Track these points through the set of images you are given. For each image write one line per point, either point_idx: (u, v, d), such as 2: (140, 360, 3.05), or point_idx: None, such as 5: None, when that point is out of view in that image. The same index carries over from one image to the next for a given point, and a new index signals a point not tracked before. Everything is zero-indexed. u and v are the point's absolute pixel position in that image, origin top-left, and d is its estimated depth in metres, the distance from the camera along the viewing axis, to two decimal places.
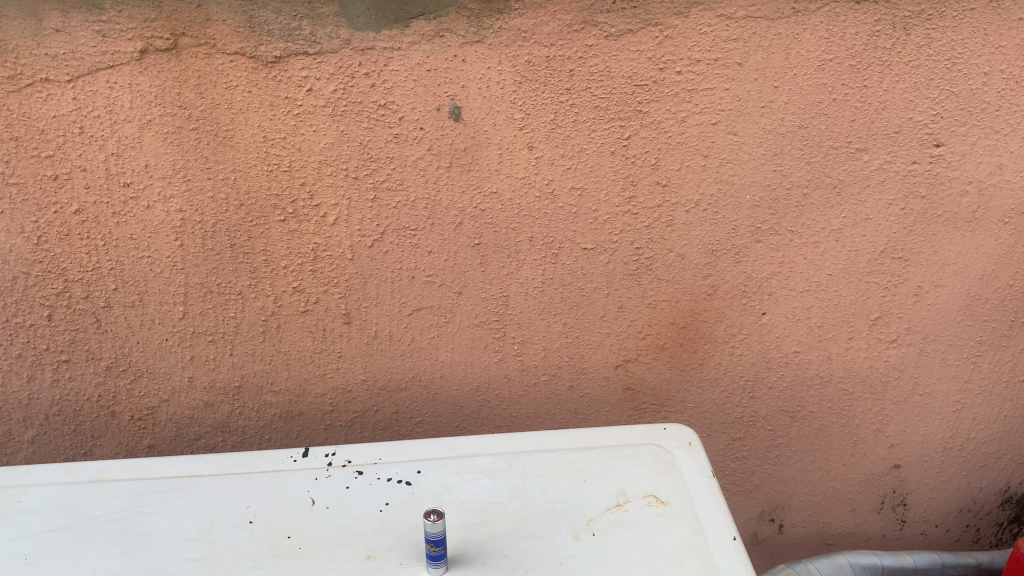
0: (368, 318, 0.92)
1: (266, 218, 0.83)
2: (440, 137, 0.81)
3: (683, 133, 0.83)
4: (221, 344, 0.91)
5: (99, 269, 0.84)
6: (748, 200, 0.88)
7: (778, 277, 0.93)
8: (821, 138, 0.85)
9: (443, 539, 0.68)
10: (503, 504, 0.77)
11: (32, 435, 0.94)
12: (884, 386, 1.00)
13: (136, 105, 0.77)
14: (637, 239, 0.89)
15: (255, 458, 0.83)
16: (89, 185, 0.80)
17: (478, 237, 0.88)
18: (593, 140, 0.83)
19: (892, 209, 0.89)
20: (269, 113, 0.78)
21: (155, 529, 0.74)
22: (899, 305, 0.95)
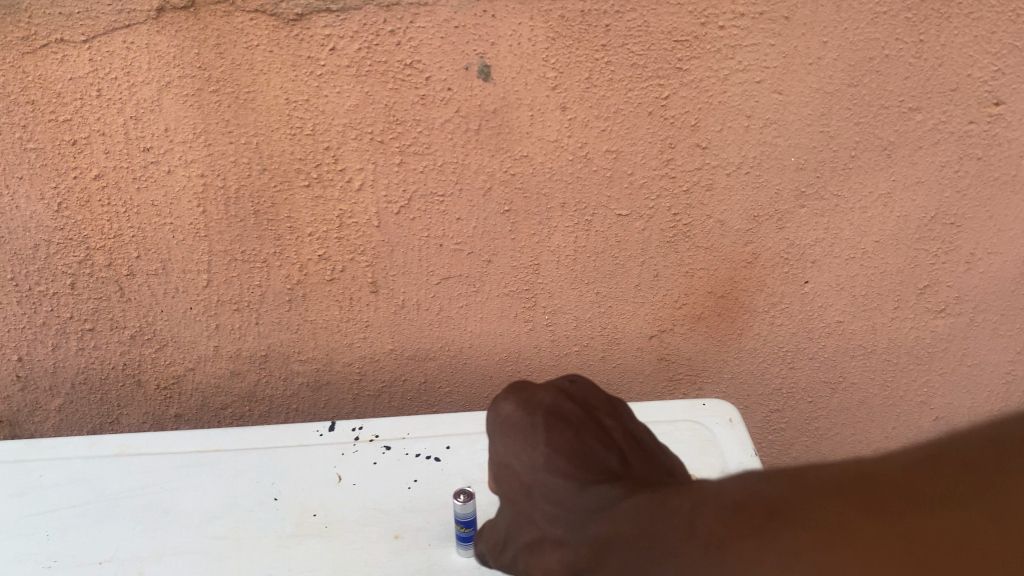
0: (395, 287, 0.90)
1: (289, 184, 0.81)
2: (468, 98, 0.77)
3: (724, 92, 0.79)
4: (246, 314, 0.89)
5: (121, 236, 0.82)
6: (792, 162, 0.84)
7: (822, 244, 0.89)
8: (871, 97, 0.80)
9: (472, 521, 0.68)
10: None
11: (59, 403, 0.93)
12: (931, 356, 0.97)
13: (154, 67, 0.73)
14: (675, 205, 0.86)
15: (281, 432, 0.82)
16: (107, 149, 0.77)
17: (508, 203, 0.84)
18: (630, 100, 0.78)
19: (946, 172, 0.84)
20: (292, 74, 0.74)
21: (179, 506, 0.73)
22: (949, 274, 0.91)
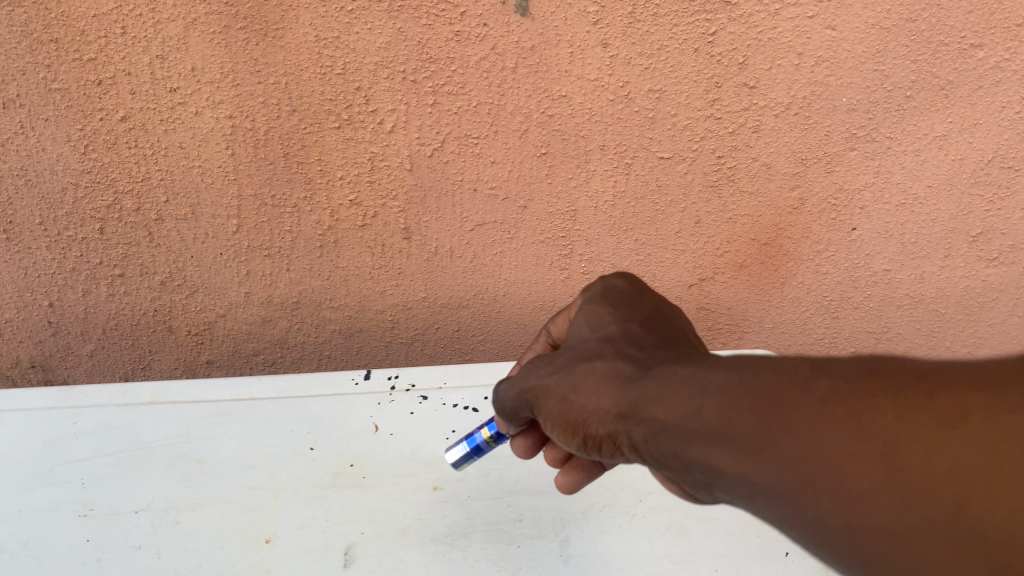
0: (428, 233, 0.88)
1: (319, 125, 0.78)
2: (505, 34, 0.73)
3: (775, 27, 0.74)
4: (276, 259, 0.88)
5: (149, 180, 0.80)
6: (844, 103, 0.79)
7: (873, 189, 0.86)
8: (931, 32, 0.75)
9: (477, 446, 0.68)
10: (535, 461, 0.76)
11: (91, 348, 0.93)
12: (980, 307, 0.98)
13: (180, 3, 0.69)
14: (720, 147, 0.82)
15: (316, 379, 0.81)
16: (133, 90, 0.74)
17: (545, 145, 0.82)
18: (675, 36, 0.74)
19: (1006, 113, 0.80)
20: (322, 10, 0.70)
21: (214, 456, 0.73)
22: (1005, 220, 0.89)
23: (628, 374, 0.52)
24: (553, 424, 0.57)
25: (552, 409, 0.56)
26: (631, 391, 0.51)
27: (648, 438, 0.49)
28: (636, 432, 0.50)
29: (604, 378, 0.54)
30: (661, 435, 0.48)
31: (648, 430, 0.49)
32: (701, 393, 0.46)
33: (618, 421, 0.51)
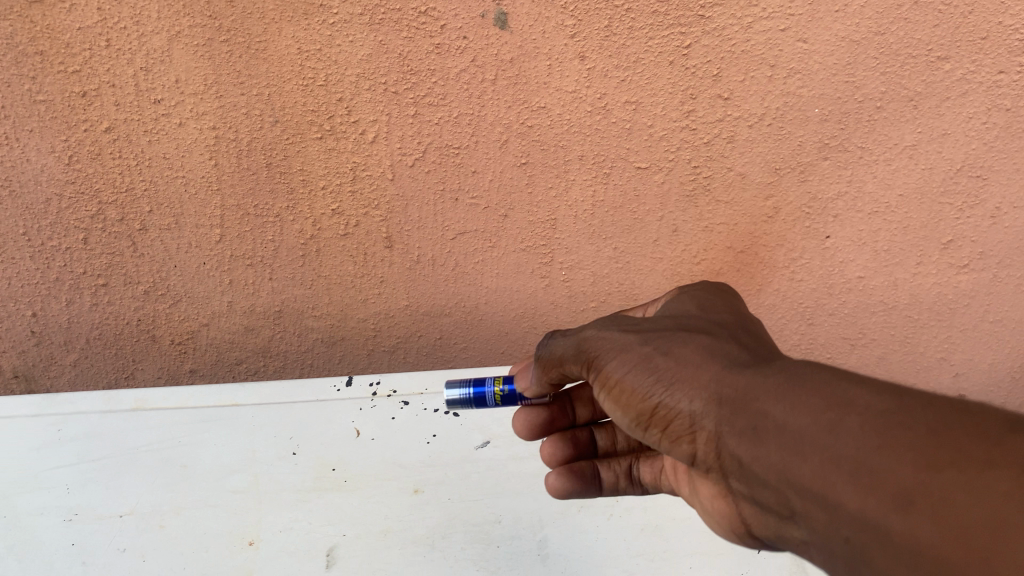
0: (410, 241, 0.89)
1: (302, 136, 0.79)
2: (484, 47, 0.75)
3: (748, 40, 0.76)
4: (259, 268, 0.89)
5: (133, 190, 0.81)
6: (816, 113, 0.81)
7: (845, 198, 0.88)
8: (899, 45, 0.77)
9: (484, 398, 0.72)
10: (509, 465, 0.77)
11: (75, 357, 0.94)
12: (951, 312, 0.99)
13: (164, 16, 0.70)
14: (695, 157, 0.84)
15: (298, 387, 0.83)
16: (118, 102, 0.74)
17: (525, 156, 0.83)
18: (650, 49, 0.76)
19: (974, 123, 0.82)
20: (304, 23, 0.71)
21: (197, 461, 0.73)
22: (974, 228, 0.90)
23: (732, 365, 0.56)
24: (622, 385, 0.60)
25: (631, 370, 0.59)
26: (734, 377, 0.54)
27: (735, 419, 0.52)
28: (719, 413, 0.53)
29: (704, 362, 0.56)
30: (754, 423, 0.51)
31: (739, 411, 0.52)
32: (843, 407, 0.47)
33: (706, 403, 0.54)
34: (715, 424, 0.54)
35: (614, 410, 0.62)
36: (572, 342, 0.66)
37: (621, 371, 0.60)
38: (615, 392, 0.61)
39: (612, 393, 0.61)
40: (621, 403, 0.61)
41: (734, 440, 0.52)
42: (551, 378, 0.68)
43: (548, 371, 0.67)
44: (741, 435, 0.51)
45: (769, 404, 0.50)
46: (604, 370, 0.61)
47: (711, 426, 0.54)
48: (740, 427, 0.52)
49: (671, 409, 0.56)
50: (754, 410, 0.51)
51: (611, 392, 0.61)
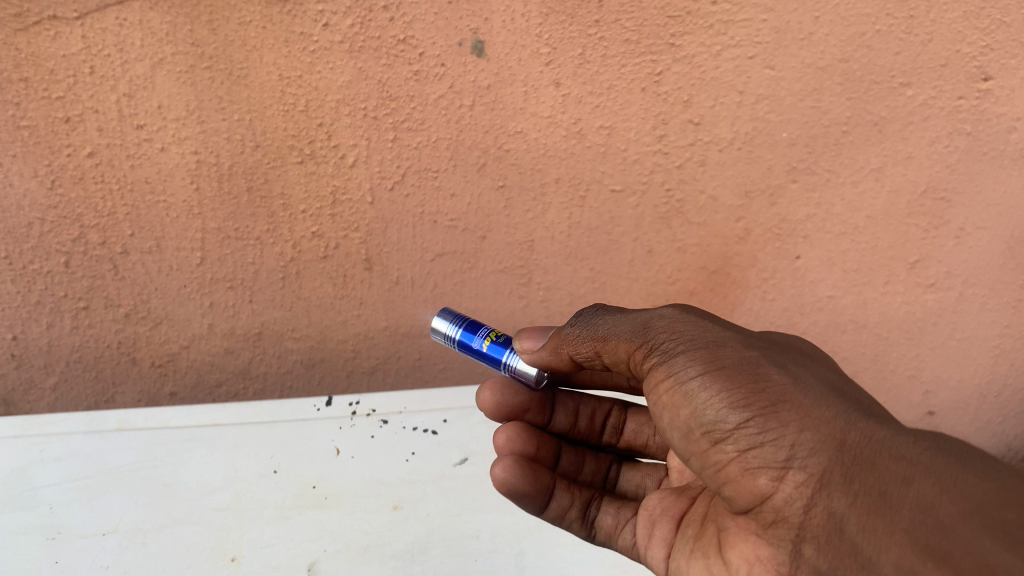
0: (390, 263, 0.90)
1: (282, 160, 0.80)
2: (462, 74, 0.77)
3: (718, 67, 0.78)
4: (240, 291, 0.90)
5: (115, 215, 0.81)
6: (784, 138, 0.84)
7: (815, 220, 0.91)
8: (863, 72, 0.80)
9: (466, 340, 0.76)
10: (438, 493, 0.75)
11: (54, 381, 0.93)
12: (920, 331, 1.02)
13: (148, 43, 0.72)
14: (668, 180, 0.86)
15: (278, 407, 0.83)
16: (100, 127, 0.76)
17: (503, 179, 0.85)
18: (623, 76, 0.78)
19: (936, 147, 0.85)
20: (284, 51, 0.74)
21: (180, 479, 0.74)
22: (939, 248, 0.93)
23: (852, 410, 0.51)
24: (712, 385, 0.53)
25: (731, 377, 0.53)
26: (862, 425, 0.50)
27: (856, 471, 0.48)
28: (833, 459, 0.48)
29: (820, 396, 0.52)
30: (884, 487, 0.47)
31: (860, 464, 0.48)
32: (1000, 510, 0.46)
33: (820, 443, 0.49)
34: (822, 467, 0.49)
35: (678, 410, 0.56)
36: (653, 325, 0.60)
37: (717, 372, 0.54)
38: (698, 391, 0.54)
39: (692, 390, 0.54)
40: (698, 406, 0.54)
41: (838, 493, 0.48)
42: (580, 354, 0.66)
43: (583, 344, 0.65)
44: (850, 493, 0.48)
45: (906, 467, 0.48)
46: (693, 365, 0.55)
47: (815, 469, 0.49)
48: (854, 484, 0.48)
49: (770, 432, 0.50)
50: (881, 469, 0.48)
51: (690, 391, 0.55)
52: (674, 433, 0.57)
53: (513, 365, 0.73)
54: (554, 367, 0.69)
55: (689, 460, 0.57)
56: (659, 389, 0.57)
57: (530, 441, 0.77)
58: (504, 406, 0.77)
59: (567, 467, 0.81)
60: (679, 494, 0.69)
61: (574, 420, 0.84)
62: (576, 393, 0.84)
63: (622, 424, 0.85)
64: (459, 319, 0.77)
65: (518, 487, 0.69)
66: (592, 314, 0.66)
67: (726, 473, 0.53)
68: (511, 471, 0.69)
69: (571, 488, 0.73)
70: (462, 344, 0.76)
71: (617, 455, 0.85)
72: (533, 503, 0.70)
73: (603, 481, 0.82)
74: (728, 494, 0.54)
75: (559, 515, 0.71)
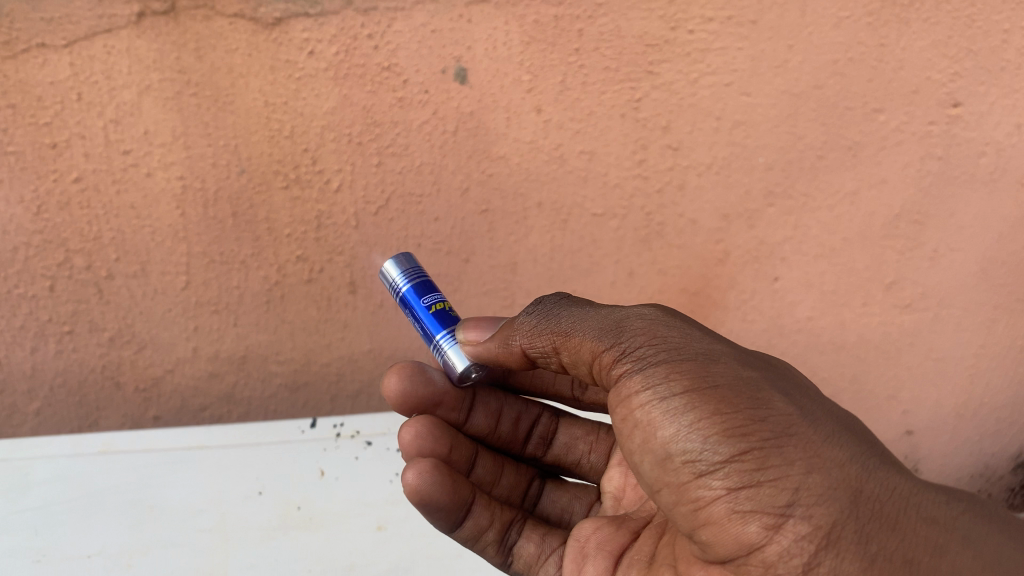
0: (374, 288, 0.90)
1: (267, 186, 0.82)
2: (446, 101, 0.81)
3: (695, 94, 0.82)
4: (225, 315, 0.88)
5: (100, 239, 0.81)
6: (760, 162, 0.86)
7: (792, 242, 0.91)
8: (836, 98, 0.83)
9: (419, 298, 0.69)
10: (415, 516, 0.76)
11: (38, 406, 0.89)
12: (897, 351, 0.98)
13: (135, 70, 0.75)
14: (648, 204, 0.88)
15: (263, 429, 0.83)
16: (87, 152, 0.77)
17: (486, 203, 0.86)
18: (603, 103, 0.82)
19: (909, 171, 0.87)
20: (270, 77, 0.77)
21: (165, 501, 0.74)
22: (915, 269, 0.93)
23: (859, 453, 0.46)
24: (700, 404, 0.47)
25: (723, 398, 0.47)
26: (880, 475, 0.45)
27: (877, 531, 0.42)
28: (844, 511, 0.43)
29: (828, 434, 0.46)
30: (909, 554, 0.42)
31: (880, 523, 0.43)
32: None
33: (830, 491, 0.43)
34: (831, 519, 0.42)
35: (654, 431, 0.49)
36: (631, 324, 0.53)
37: (708, 390, 0.47)
38: (681, 410, 0.47)
39: (675, 408, 0.47)
40: (681, 428, 0.47)
41: (850, 555, 0.42)
42: (535, 348, 0.59)
43: (540, 337, 0.58)
44: (865, 556, 0.41)
45: (937, 535, 0.43)
46: (679, 381, 0.48)
47: (823, 521, 0.42)
48: (873, 546, 0.42)
49: (771, 470, 0.44)
50: (904, 531, 0.43)
51: (670, 410, 0.48)
52: (642, 458, 0.50)
53: (442, 347, 0.66)
54: (497, 359, 0.62)
55: (659, 492, 0.49)
56: (631, 403, 0.50)
57: (444, 441, 0.68)
58: (412, 397, 0.69)
59: (483, 476, 0.72)
60: (617, 527, 0.63)
61: (495, 423, 0.75)
62: (500, 394, 0.76)
63: (551, 435, 0.77)
64: (413, 272, 0.70)
65: (432, 498, 0.60)
66: (553, 305, 0.59)
67: (707, 513, 0.46)
68: (426, 478, 0.60)
69: (493, 505, 0.65)
70: (405, 298, 0.69)
71: (539, 469, 0.77)
72: (447, 518, 0.62)
73: (522, 498, 0.73)
74: (704, 538, 0.47)
75: (475, 535, 0.63)
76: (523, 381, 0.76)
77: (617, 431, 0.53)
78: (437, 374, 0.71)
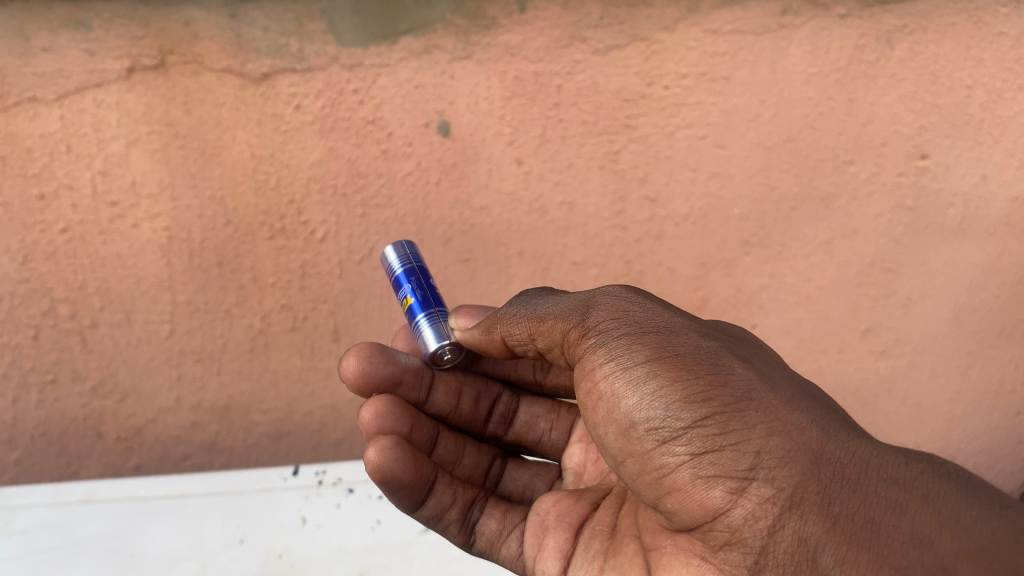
0: (357, 336, 0.89)
1: (253, 237, 0.83)
2: (429, 153, 0.83)
3: (671, 147, 0.85)
4: (208, 363, 0.87)
5: (85, 288, 0.82)
6: (736, 213, 0.88)
7: (769, 290, 0.92)
8: (808, 151, 0.86)
9: (411, 276, 0.71)
10: (394, 562, 0.76)
11: (16, 457, 0.87)
12: (874, 398, 0.98)
13: (124, 123, 0.77)
14: (628, 253, 0.89)
15: (245, 477, 0.83)
16: (74, 204, 0.79)
17: (468, 252, 0.87)
18: (582, 155, 0.84)
19: (881, 222, 0.89)
20: (257, 130, 0.79)
21: (147, 550, 0.74)
22: (888, 316, 0.93)
23: (819, 418, 0.48)
24: (662, 373, 0.49)
25: (685, 367, 0.49)
26: (842, 438, 0.47)
27: (838, 492, 0.44)
28: (806, 473, 0.44)
29: (787, 400, 0.48)
30: (869, 514, 0.43)
31: (840, 484, 0.44)
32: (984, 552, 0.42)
33: (791, 453, 0.45)
34: (794, 481, 0.44)
35: (618, 401, 0.50)
36: (597, 303, 0.56)
37: (669, 360, 0.49)
38: (644, 379, 0.49)
39: (638, 378, 0.50)
40: (645, 397, 0.49)
41: (813, 515, 0.43)
42: (513, 336, 0.61)
43: (518, 325, 0.60)
44: (827, 516, 0.43)
45: (898, 495, 0.44)
46: (640, 350, 0.51)
47: (785, 484, 0.44)
48: (835, 507, 0.43)
49: (732, 434, 0.45)
50: (866, 492, 0.44)
51: (634, 380, 0.50)
52: (608, 430, 0.52)
53: (421, 325, 0.69)
54: (480, 345, 0.65)
55: (624, 462, 0.51)
56: (596, 376, 0.52)
57: (405, 420, 0.68)
58: (371, 378, 0.69)
59: (444, 456, 0.72)
60: (577, 499, 0.65)
61: (456, 402, 0.74)
62: (461, 372, 0.75)
63: (511, 414, 0.77)
64: (411, 258, 0.72)
65: (394, 474, 0.61)
66: (534, 295, 0.62)
67: (672, 480, 0.47)
68: (389, 455, 0.61)
69: (455, 485, 0.66)
70: (398, 279, 0.71)
71: (499, 448, 0.77)
72: (410, 496, 0.63)
73: (483, 477, 0.74)
74: (670, 506, 0.48)
75: (437, 514, 0.64)
76: (484, 365, 0.77)
77: (583, 406, 0.55)
78: (401, 355, 0.71)
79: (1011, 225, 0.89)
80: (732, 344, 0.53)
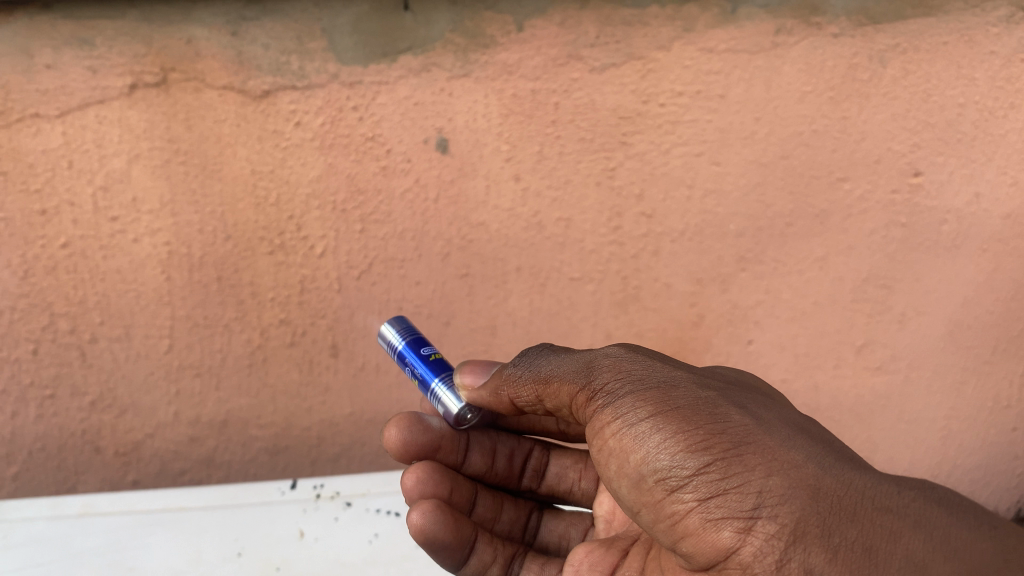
0: (355, 350, 0.91)
1: (253, 251, 0.84)
2: (427, 169, 0.83)
3: (667, 163, 0.85)
4: (206, 378, 0.88)
5: (85, 303, 0.82)
6: (731, 229, 0.89)
7: (764, 305, 0.93)
8: (803, 168, 0.87)
9: (413, 349, 0.71)
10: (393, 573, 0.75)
11: (15, 471, 0.89)
12: (871, 413, 1.00)
13: (125, 140, 0.77)
14: (624, 269, 0.90)
15: (244, 491, 0.84)
16: (76, 219, 0.79)
17: (467, 267, 0.89)
18: (579, 172, 0.85)
19: (875, 238, 0.90)
20: (257, 147, 0.80)
21: (144, 563, 0.74)
22: (884, 332, 0.95)
23: (818, 454, 0.50)
24: (664, 425, 0.51)
25: (686, 418, 0.51)
26: (837, 472, 0.48)
27: (836, 523, 0.45)
28: (805, 508, 0.46)
29: (783, 440, 0.50)
30: (868, 542, 0.44)
31: (839, 516, 0.45)
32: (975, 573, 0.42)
33: (790, 490, 0.46)
34: (795, 517, 0.45)
35: (627, 456, 0.53)
36: (599, 364, 0.57)
37: (671, 413, 0.51)
38: (648, 433, 0.51)
39: (643, 433, 0.52)
40: (651, 450, 0.51)
41: (816, 547, 0.44)
42: (521, 398, 0.62)
43: (523, 387, 0.61)
44: (829, 547, 0.44)
45: (892, 522, 0.46)
46: (643, 405, 0.53)
47: (788, 520, 0.45)
48: (835, 538, 0.45)
49: (734, 477, 0.47)
50: (863, 522, 0.45)
51: (639, 435, 0.52)
52: (620, 483, 0.54)
53: (437, 391, 0.68)
54: (493, 408, 0.65)
55: (639, 513, 0.53)
56: (605, 433, 0.54)
57: (444, 483, 0.71)
58: (412, 447, 0.72)
59: (484, 514, 0.76)
60: (608, 547, 0.67)
61: (491, 461, 0.78)
62: (493, 433, 0.79)
63: (543, 467, 0.81)
64: (409, 332, 0.73)
65: (437, 536, 0.64)
66: (536, 354, 0.62)
67: (684, 526, 0.49)
68: (431, 517, 0.64)
69: (494, 542, 0.70)
70: (401, 354, 0.72)
71: (535, 500, 0.81)
72: (452, 556, 0.66)
73: (522, 531, 0.78)
74: (686, 549, 0.50)
75: (479, 572, 0.68)
76: (509, 421, 0.78)
77: (597, 462, 0.57)
78: (432, 419, 0.74)
79: (1004, 242, 0.90)
80: (732, 391, 0.55)
